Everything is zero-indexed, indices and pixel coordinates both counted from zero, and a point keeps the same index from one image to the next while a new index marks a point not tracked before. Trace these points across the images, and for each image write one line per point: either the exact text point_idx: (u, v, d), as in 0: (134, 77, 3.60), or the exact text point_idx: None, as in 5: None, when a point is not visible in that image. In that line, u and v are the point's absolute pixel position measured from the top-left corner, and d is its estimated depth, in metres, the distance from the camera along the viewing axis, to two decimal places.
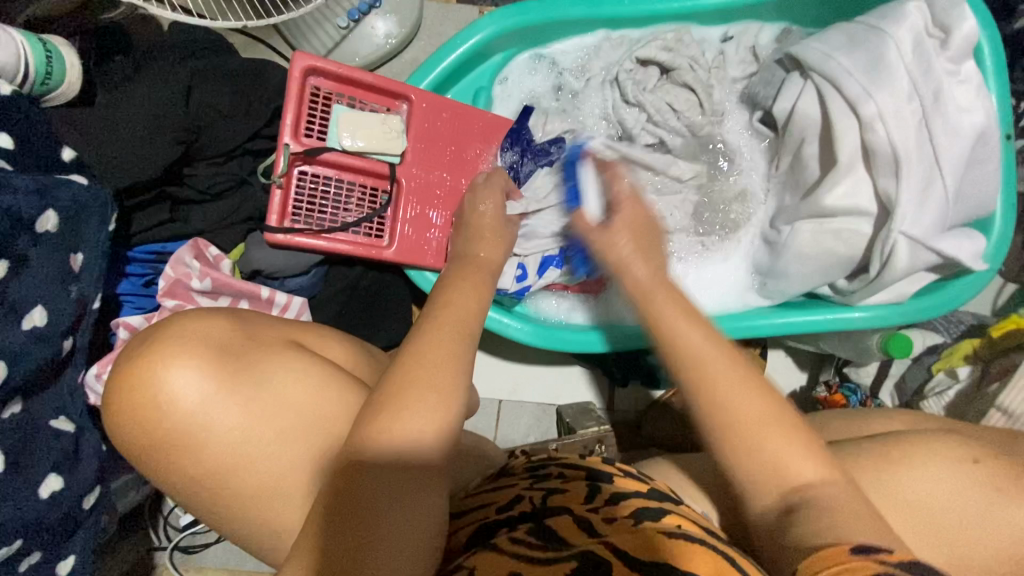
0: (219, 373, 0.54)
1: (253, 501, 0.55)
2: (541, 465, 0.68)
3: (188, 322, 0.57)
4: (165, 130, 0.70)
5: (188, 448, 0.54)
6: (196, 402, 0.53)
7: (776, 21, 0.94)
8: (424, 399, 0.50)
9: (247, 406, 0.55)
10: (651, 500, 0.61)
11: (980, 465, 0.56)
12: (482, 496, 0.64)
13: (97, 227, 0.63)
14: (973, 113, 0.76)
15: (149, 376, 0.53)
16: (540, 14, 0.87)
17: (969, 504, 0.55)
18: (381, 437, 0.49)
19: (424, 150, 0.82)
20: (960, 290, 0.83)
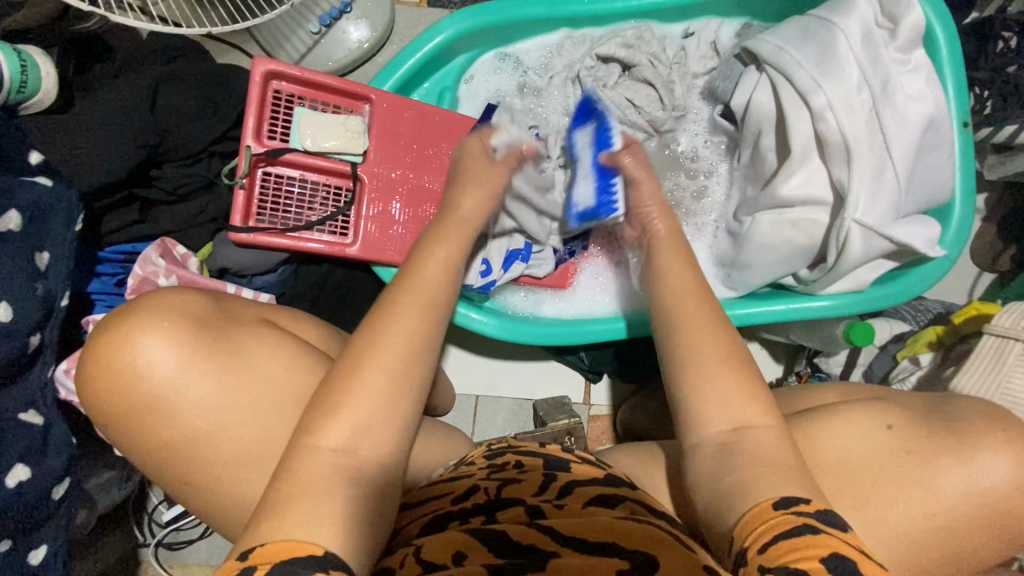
0: (194, 346, 0.57)
1: (208, 488, 0.57)
2: (498, 455, 0.71)
3: (166, 298, 0.59)
4: (130, 134, 0.73)
5: (159, 416, 0.56)
6: (169, 370, 0.56)
7: (736, 16, 0.95)
8: (371, 376, 0.52)
9: (223, 378, 0.57)
10: (607, 488, 0.63)
11: (892, 431, 0.58)
12: (438, 489, 0.66)
13: (64, 227, 0.66)
14: (922, 101, 0.77)
15: (125, 343, 0.55)
16: (501, 15, 0.89)
17: (903, 478, 0.56)
18: (338, 410, 0.50)
19: (386, 149, 0.84)
20: (919, 279, 0.84)
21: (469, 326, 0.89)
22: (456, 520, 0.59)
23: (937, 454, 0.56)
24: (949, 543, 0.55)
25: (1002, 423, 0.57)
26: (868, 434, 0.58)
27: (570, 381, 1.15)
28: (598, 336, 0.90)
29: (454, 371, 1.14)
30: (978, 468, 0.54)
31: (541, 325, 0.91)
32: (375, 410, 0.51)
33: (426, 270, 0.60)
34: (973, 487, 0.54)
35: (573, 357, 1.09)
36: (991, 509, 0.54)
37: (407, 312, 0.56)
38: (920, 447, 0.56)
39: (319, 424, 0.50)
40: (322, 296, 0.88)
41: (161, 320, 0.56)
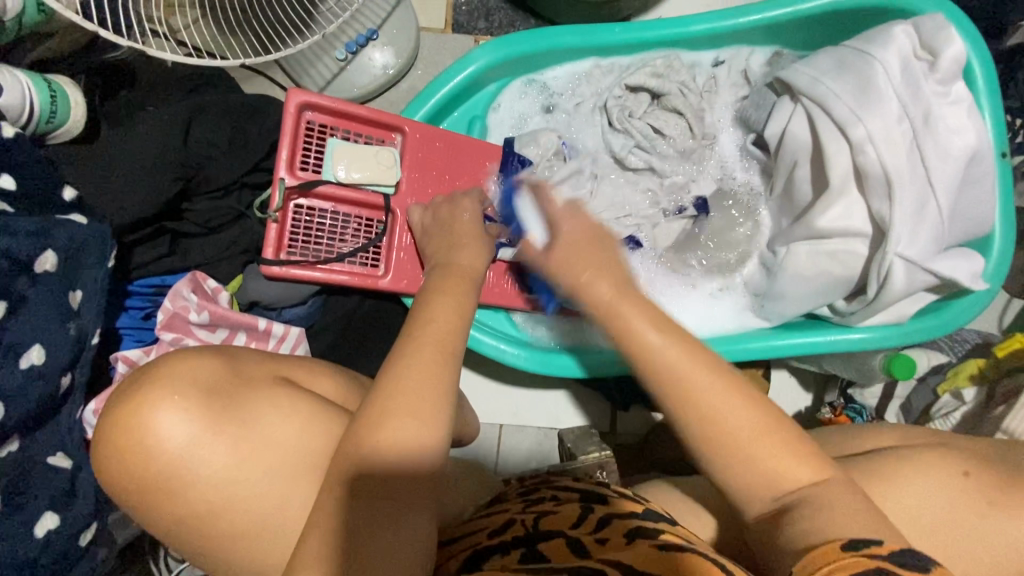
0: (206, 416, 0.55)
1: (242, 541, 0.55)
2: (533, 490, 0.69)
3: (178, 360, 0.57)
4: (164, 169, 0.72)
5: (171, 494, 0.54)
6: (180, 446, 0.54)
7: (766, 45, 0.95)
8: (411, 409, 0.52)
9: (236, 444, 0.55)
10: (647, 520, 0.60)
11: (970, 477, 0.56)
12: (473, 524, 0.64)
13: (96, 265, 0.64)
14: (964, 134, 0.76)
15: (133, 420, 0.53)
16: (531, 45, 0.89)
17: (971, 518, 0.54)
18: (374, 460, 0.50)
19: (418, 179, 0.83)
20: (960, 311, 0.83)
21: (504, 358, 0.87)
22: (497, 553, 0.57)
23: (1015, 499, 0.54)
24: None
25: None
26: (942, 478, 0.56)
27: (595, 410, 1.13)
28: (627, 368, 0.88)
29: (477, 400, 1.12)
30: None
31: (568, 356, 0.90)
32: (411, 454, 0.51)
33: (448, 304, 0.60)
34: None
35: (600, 386, 1.07)
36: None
37: (431, 353, 0.55)
38: (1003, 499, 0.54)
39: (345, 476, 0.51)
40: (351, 329, 0.87)
41: (168, 392, 0.54)
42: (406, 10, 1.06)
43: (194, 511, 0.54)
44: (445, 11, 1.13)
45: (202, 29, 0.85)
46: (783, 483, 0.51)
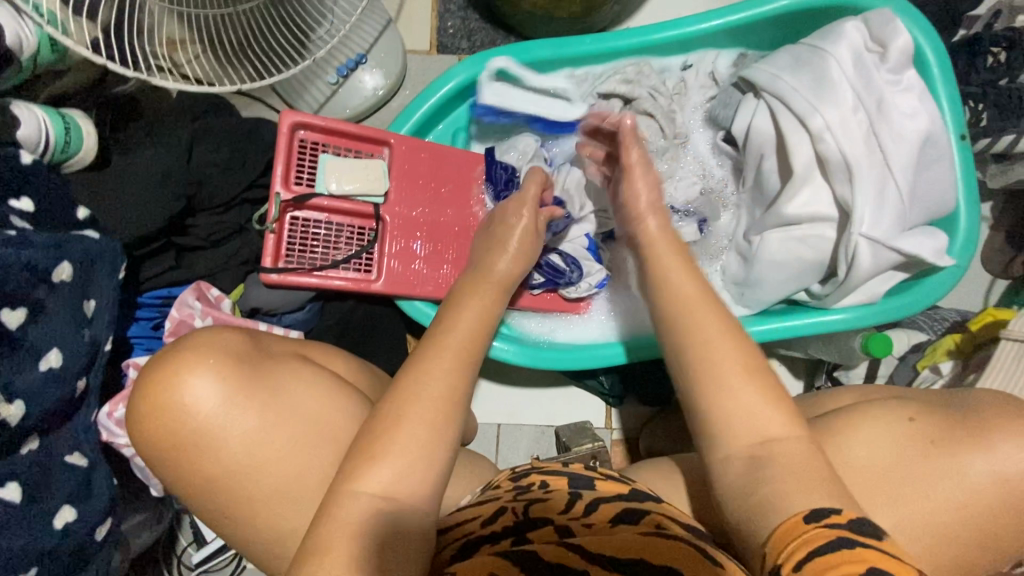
0: (238, 382, 0.60)
1: (263, 502, 0.61)
2: (523, 475, 0.72)
3: (216, 335, 0.63)
4: (169, 186, 0.77)
5: (203, 451, 0.59)
6: (207, 410, 0.59)
7: (731, 48, 1.01)
8: (427, 405, 0.57)
9: (264, 409, 0.61)
10: (630, 502, 0.65)
11: (914, 423, 0.65)
12: (466, 513, 0.68)
13: (108, 275, 0.71)
14: (917, 119, 0.80)
15: (173, 384, 0.59)
16: (507, 59, 0.95)
17: (916, 459, 0.63)
18: (381, 454, 0.54)
19: (405, 188, 0.89)
20: (932, 287, 0.86)
21: (493, 354, 0.91)
22: (487, 543, 0.61)
23: (956, 440, 0.62)
24: (968, 527, 0.61)
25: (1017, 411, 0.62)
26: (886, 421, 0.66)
27: (590, 406, 1.16)
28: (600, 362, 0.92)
29: (475, 400, 1.16)
30: (991, 448, 0.61)
31: (549, 351, 0.93)
32: (414, 446, 0.55)
33: (471, 312, 0.66)
34: (997, 471, 0.60)
35: (592, 381, 1.10)
36: (1012, 483, 0.60)
37: (453, 357, 0.60)
38: (943, 438, 0.63)
39: (361, 465, 0.54)
40: (348, 333, 0.92)
41: (204, 360, 0.60)
42: (393, 35, 1.13)
43: (216, 475, 0.60)
44: (430, 34, 1.20)
45: (204, 61, 0.89)
46: (745, 448, 0.57)
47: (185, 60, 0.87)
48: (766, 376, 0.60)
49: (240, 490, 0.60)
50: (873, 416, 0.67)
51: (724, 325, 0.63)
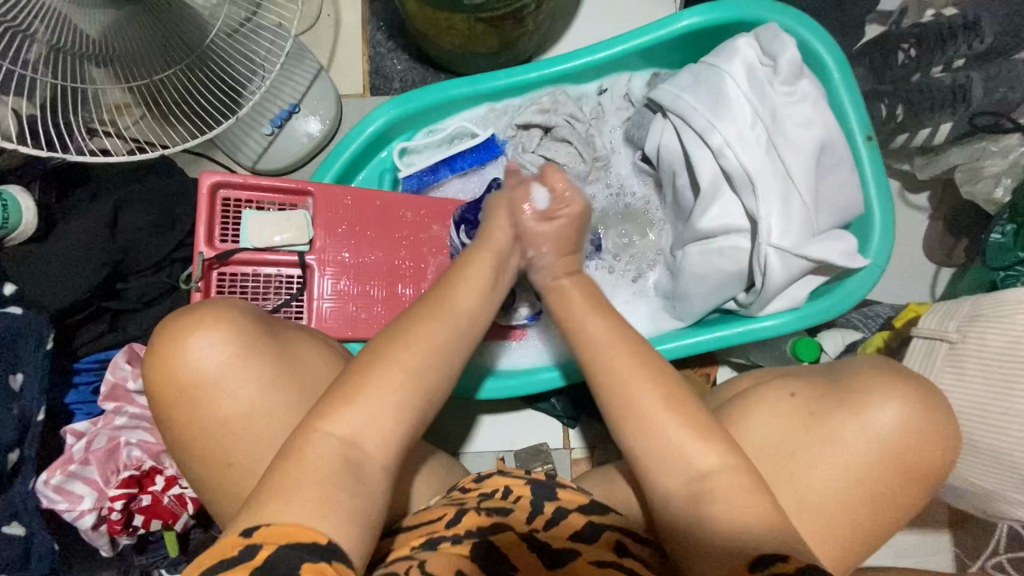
0: (258, 336, 0.65)
1: (243, 460, 0.63)
2: (488, 475, 0.68)
3: (240, 300, 0.69)
4: (93, 257, 0.81)
5: (212, 393, 0.62)
6: (207, 365, 0.62)
7: (644, 68, 1.03)
8: (420, 349, 0.61)
9: (277, 365, 0.65)
10: (591, 515, 0.63)
11: (795, 396, 0.69)
12: (430, 512, 0.64)
13: (34, 348, 0.74)
14: (812, 127, 0.84)
15: (200, 328, 0.63)
16: (424, 100, 0.98)
17: (800, 430, 0.66)
18: (345, 416, 0.56)
19: (330, 234, 0.91)
20: (853, 287, 0.87)
21: None
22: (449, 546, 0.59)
23: (831, 409, 0.66)
24: (860, 486, 0.64)
25: (886, 372, 0.67)
26: (776, 401, 0.69)
27: (547, 427, 1.11)
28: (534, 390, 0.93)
29: None
30: (864, 415, 0.65)
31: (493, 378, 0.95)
32: (382, 409, 0.57)
33: (477, 280, 0.70)
34: (871, 437, 0.64)
35: (544, 404, 1.08)
36: (886, 445, 0.64)
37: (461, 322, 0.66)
38: (819, 406, 0.67)
39: (352, 390, 0.57)
40: None
41: (230, 314, 0.65)
42: (324, 82, 1.16)
43: (213, 424, 0.63)
44: (362, 77, 1.23)
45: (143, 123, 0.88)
46: (683, 488, 0.57)
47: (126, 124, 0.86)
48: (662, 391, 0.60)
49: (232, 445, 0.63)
50: (756, 400, 0.70)
51: (620, 351, 0.63)
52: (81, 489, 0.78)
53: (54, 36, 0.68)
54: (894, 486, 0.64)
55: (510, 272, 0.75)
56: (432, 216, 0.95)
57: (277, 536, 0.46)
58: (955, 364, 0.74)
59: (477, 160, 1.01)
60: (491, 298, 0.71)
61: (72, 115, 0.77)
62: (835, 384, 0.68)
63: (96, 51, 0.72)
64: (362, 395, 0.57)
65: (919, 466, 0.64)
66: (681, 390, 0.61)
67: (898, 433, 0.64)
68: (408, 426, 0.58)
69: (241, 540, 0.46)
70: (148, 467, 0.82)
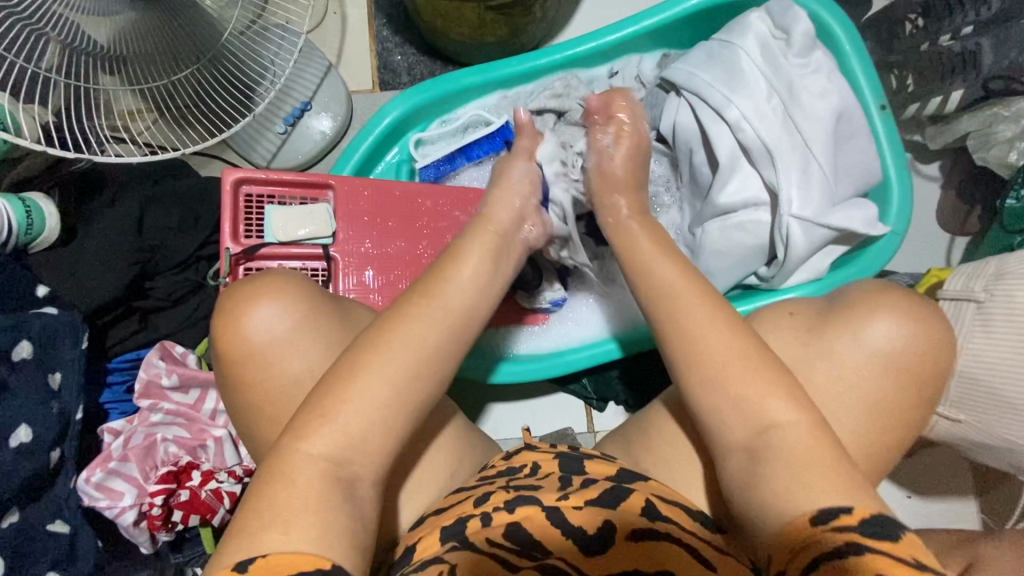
0: (297, 308, 0.66)
1: (273, 423, 0.65)
2: (516, 459, 0.68)
3: (282, 274, 0.70)
4: (123, 256, 0.83)
5: (252, 360, 0.64)
6: (278, 326, 0.65)
7: (653, 50, 1.04)
8: (416, 338, 0.60)
9: (315, 334, 0.66)
10: (620, 482, 0.63)
11: (795, 316, 0.69)
12: (460, 494, 0.65)
13: (70, 347, 0.75)
14: (826, 98, 0.85)
15: (251, 298, 0.65)
16: (436, 91, 0.99)
17: (802, 341, 0.67)
18: (375, 395, 0.56)
19: (351, 226, 0.92)
20: (875, 254, 0.87)
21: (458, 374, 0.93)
22: (482, 520, 0.59)
23: (834, 324, 0.66)
24: (864, 397, 0.64)
25: (887, 289, 0.66)
26: (779, 322, 0.69)
27: (571, 411, 1.12)
28: (555, 371, 0.94)
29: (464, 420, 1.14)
30: (859, 328, 0.64)
31: (515, 362, 0.96)
32: (385, 386, 0.56)
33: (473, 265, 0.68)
34: (877, 355, 0.64)
35: (576, 385, 1.08)
36: (894, 362, 0.64)
37: (455, 310, 0.64)
38: (820, 324, 0.67)
39: (350, 386, 0.56)
40: None
41: (272, 289, 0.66)
42: (334, 79, 1.17)
43: (281, 387, 0.64)
44: (371, 73, 1.24)
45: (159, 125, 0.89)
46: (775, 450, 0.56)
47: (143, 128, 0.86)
48: (698, 357, 0.59)
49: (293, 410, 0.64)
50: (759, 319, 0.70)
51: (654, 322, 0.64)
52: (121, 486, 0.79)
53: (69, 36, 0.68)
54: (896, 398, 0.64)
55: (510, 250, 0.74)
56: (452, 203, 0.96)
57: (277, 567, 0.46)
58: (984, 324, 0.74)
59: (492, 147, 1.01)
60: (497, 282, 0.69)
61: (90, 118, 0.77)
62: (831, 308, 0.68)
63: (112, 52, 0.72)
64: (364, 374, 0.56)
65: (923, 375, 0.64)
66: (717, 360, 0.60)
67: (904, 348, 0.64)
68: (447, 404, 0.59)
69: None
70: (185, 462, 0.83)
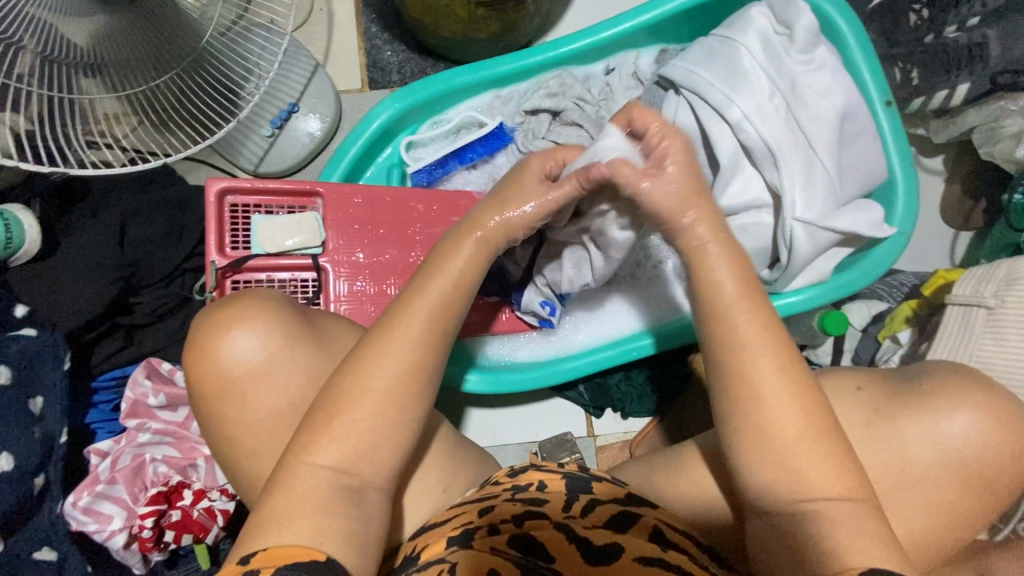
0: (273, 335, 0.63)
1: (263, 447, 0.63)
2: (521, 471, 0.66)
3: (255, 296, 0.66)
4: (104, 272, 0.80)
5: (235, 393, 0.63)
6: (253, 355, 0.63)
7: (651, 45, 1.01)
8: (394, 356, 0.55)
9: (297, 359, 0.63)
10: (626, 506, 0.62)
11: (863, 391, 0.68)
12: (461, 507, 0.63)
13: (52, 367, 0.74)
14: (831, 95, 0.82)
15: (222, 331, 0.62)
16: (427, 92, 0.96)
17: (869, 425, 0.66)
18: (365, 426, 0.53)
19: (342, 234, 0.89)
20: (882, 255, 0.85)
21: (456, 385, 0.90)
22: (483, 531, 0.57)
23: (905, 409, 0.65)
24: (926, 492, 0.64)
25: (965, 377, 0.65)
26: (845, 395, 0.68)
27: (570, 416, 1.10)
28: (552, 380, 0.92)
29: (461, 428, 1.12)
30: (935, 418, 0.64)
31: (515, 371, 0.93)
32: (375, 401, 0.54)
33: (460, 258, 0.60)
34: (945, 449, 0.64)
35: (572, 392, 1.07)
36: (961, 459, 0.63)
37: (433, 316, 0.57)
38: (888, 406, 0.66)
39: (335, 415, 0.53)
40: None
41: (244, 316, 0.63)
42: (322, 79, 1.13)
43: (263, 418, 0.63)
44: (359, 71, 1.20)
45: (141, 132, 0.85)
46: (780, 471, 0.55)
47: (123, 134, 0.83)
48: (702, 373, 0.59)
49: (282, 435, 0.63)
50: (826, 382, 0.69)
51: None
52: (110, 509, 0.77)
53: (45, 45, 0.65)
54: (957, 502, 0.64)
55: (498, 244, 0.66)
56: (445, 209, 0.93)
57: (277, 558, 0.46)
58: (995, 330, 0.73)
59: (487, 149, 0.99)
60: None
61: (71, 128, 0.73)
62: (909, 386, 0.67)
63: (90, 59, 0.69)
64: (360, 397, 0.54)
65: (991, 480, 0.64)
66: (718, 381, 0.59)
67: (973, 445, 0.63)
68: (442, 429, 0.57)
69: (240, 568, 0.46)
70: (176, 482, 0.81)
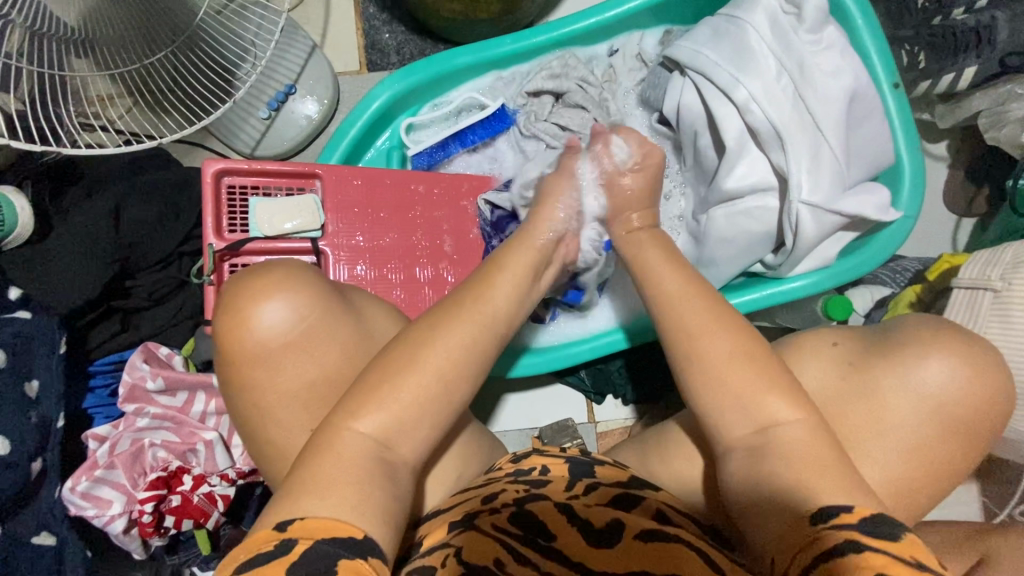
0: (307, 308, 0.62)
1: (263, 433, 0.62)
2: (524, 458, 0.66)
3: (274, 265, 0.66)
4: (98, 255, 0.78)
5: (261, 363, 0.62)
6: (290, 326, 0.62)
7: (656, 26, 0.99)
8: (430, 350, 0.57)
9: (330, 334, 0.63)
10: (629, 489, 0.62)
11: (838, 349, 0.69)
12: (465, 494, 0.62)
13: (48, 353, 0.72)
14: (839, 76, 0.80)
15: (258, 300, 0.62)
16: (426, 72, 0.94)
17: (858, 388, 0.66)
18: (370, 407, 0.54)
19: (342, 217, 0.88)
20: (886, 242, 0.84)
21: None
22: (486, 510, 0.57)
23: (880, 364, 0.66)
24: (930, 469, 0.64)
25: (936, 328, 0.66)
26: (820, 352, 0.69)
27: (571, 402, 1.10)
28: (564, 363, 0.91)
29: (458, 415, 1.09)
30: (912, 367, 0.64)
31: (531, 354, 0.92)
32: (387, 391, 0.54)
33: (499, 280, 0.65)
34: (935, 408, 0.64)
35: (574, 378, 1.06)
36: (944, 408, 0.63)
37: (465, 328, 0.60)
38: (863, 360, 0.67)
39: (359, 407, 0.54)
40: None
41: (279, 289, 0.62)
42: (319, 60, 1.11)
43: (284, 405, 0.62)
44: (358, 52, 1.18)
45: (135, 112, 0.83)
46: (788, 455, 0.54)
47: (118, 114, 0.81)
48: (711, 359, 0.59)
49: (293, 427, 0.62)
50: (804, 349, 0.70)
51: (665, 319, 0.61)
52: (108, 494, 0.77)
53: (34, 20, 0.62)
54: (949, 462, 0.64)
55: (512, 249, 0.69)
56: (445, 192, 0.92)
57: (314, 529, 0.45)
58: (1002, 313, 0.72)
59: (488, 132, 0.97)
60: (511, 290, 0.66)
61: (61, 106, 0.71)
62: (883, 339, 0.68)
63: (80, 35, 0.66)
64: (384, 389, 0.55)
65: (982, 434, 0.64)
66: (727, 364, 0.58)
67: (949, 392, 0.63)
68: (445, 409, 0.57)
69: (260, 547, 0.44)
70: (176, 467, 0.80)
